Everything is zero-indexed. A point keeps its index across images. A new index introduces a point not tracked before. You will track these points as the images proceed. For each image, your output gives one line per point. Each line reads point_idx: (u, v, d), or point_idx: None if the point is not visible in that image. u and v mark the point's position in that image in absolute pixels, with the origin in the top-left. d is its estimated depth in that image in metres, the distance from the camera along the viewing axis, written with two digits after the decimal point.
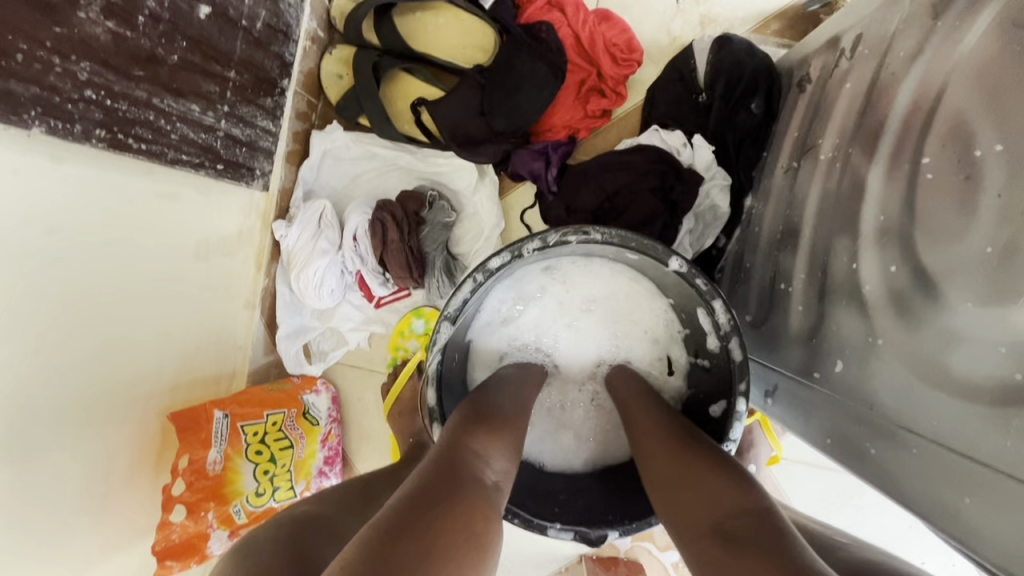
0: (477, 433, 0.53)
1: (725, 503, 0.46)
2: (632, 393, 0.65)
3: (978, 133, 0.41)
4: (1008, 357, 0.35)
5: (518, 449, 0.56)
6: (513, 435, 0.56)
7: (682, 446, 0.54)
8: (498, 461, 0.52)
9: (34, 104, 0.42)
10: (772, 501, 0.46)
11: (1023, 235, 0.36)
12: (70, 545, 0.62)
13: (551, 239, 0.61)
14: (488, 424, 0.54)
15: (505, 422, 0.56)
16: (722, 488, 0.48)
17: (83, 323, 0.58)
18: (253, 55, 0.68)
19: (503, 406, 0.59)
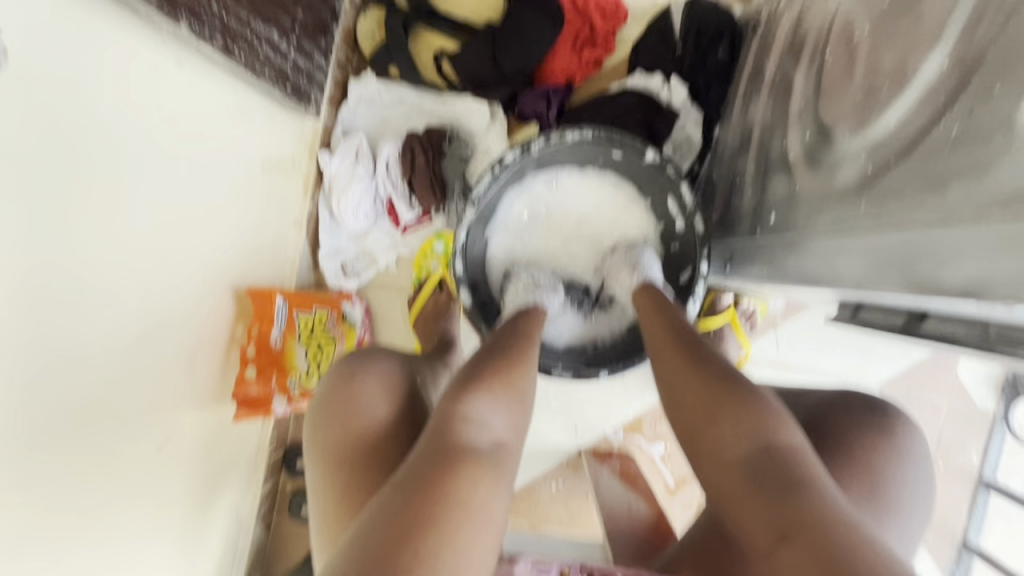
0: (473, 399, 0.58)
1: (745, 396, 0.56)
2: (652, 306, 0.72)
3: (857, 23, 0.58)
4: (864, 159, 0.51)
5: (522, 407, 0.62)
6: (519, 389, 0.62)
7: (692, 371, 0.61)
8: (501, 395, 0.60)
9: (184, 9, 0.60)
10: (795, 434, 0.53)
11: (874, 79, 0.52)
12: (167, 382, 0.78)
13: (553, 136, 0.79)
14: (488, 378, 0.61)
15: (508, 382, 0.62)
16: (731, 412, 0.56)
17: (183, 201, 0.75)
18: (315, 3, 0.87)
19: (504, 364, 0.64)
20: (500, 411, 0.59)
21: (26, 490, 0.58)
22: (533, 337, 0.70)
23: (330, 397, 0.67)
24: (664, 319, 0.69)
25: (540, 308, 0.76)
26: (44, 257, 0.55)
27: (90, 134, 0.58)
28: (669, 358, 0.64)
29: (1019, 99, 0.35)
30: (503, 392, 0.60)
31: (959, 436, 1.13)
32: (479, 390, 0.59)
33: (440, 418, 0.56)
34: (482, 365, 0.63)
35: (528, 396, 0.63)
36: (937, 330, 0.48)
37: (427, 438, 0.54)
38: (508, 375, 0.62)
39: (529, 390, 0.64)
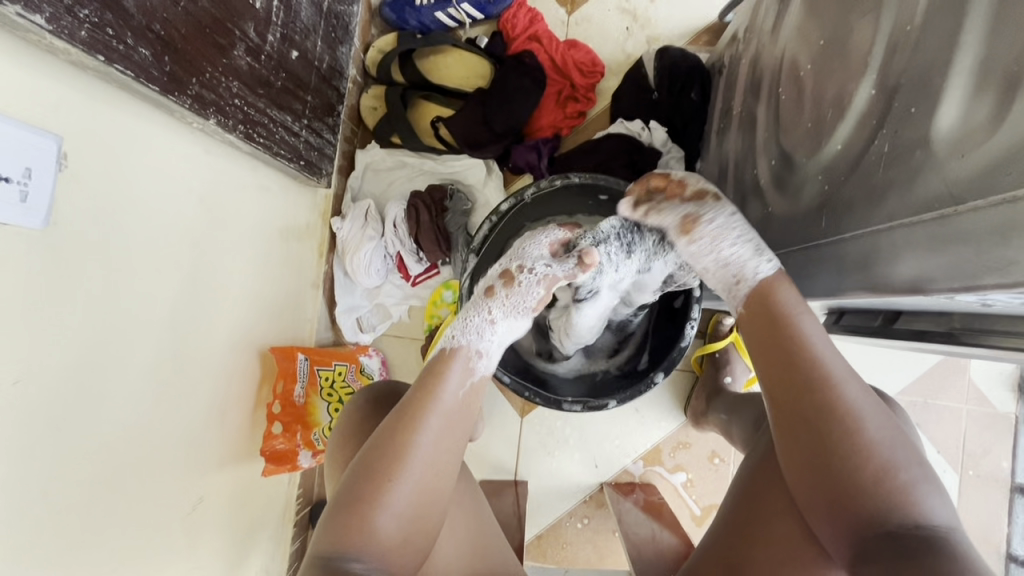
0: (348, 517, 0.54)
1: (880, 467, 0.50)
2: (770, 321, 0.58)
3: (801, 61, 0.64)
4: (821, 179, 0.56)
5: (418, 509, 0.56)
6: (393, 493, 0.55)
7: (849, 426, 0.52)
8: (380, 514, 0.54)
9: (212, 106, 0.72)
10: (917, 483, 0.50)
11: (820, 109, 0.58)
12: (199, 442, 0.82)
13: (542, 182, 0.86)
14: (370, 485, 0.55)
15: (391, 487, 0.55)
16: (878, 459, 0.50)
17: (214, 270, 0.82)
18: (321, 86, 1.02)
19: (391, 454, 0.56)
20: (388, 524, 0.54)
21: (69, 549, 0.62)
22: (418, 419, 0.58)
23: (351, 413, 0.71)
24: (789, 339, 0.56)
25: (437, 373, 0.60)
26: (92, 330, 0.62)
27: (133, 220, 0.66)
28: (787, 400, 0.55)
29: (930, 118, 0.41)
30: (382, 512, 0.54)
31: (985, 442, 1.11)
32: (362, 499, 0.54)
33: (317, 561, 0.53)
34: (354, 482, 0.55)
35: (424, 494, 0.57)
36: (909, 325, 0.52)
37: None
38: (385, 491, 0.55)
39: (426, 480, 0.57)
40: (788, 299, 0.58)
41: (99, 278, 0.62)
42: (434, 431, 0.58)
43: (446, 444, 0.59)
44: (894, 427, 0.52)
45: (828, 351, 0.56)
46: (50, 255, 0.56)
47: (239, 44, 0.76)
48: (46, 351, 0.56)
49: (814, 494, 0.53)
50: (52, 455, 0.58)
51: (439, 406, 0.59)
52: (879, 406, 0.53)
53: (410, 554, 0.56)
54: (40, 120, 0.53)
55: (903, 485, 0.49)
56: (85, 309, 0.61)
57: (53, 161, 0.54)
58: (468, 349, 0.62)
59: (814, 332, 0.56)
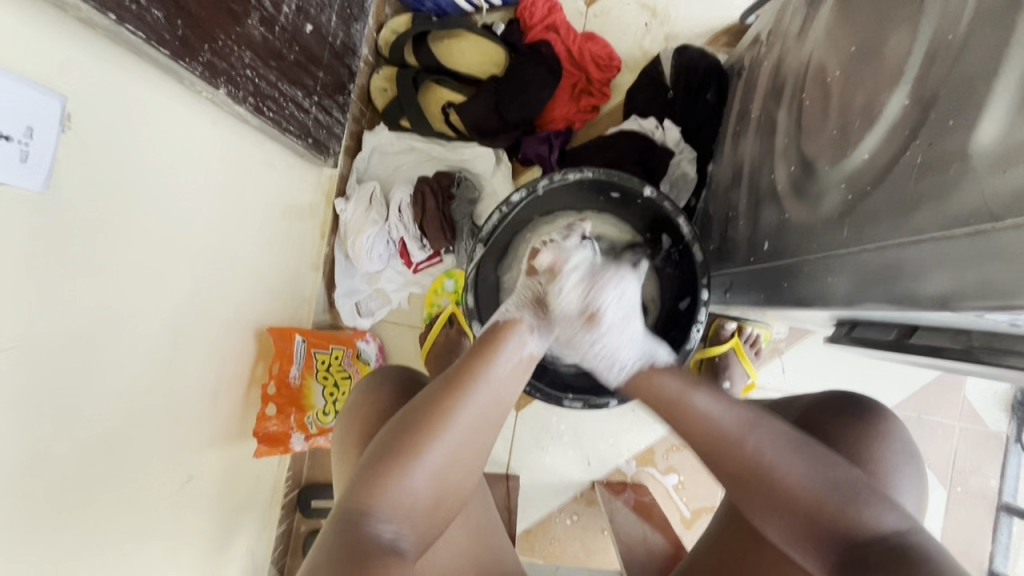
0: (380, 478, 0.54)
1: (815, 500, 0.55)
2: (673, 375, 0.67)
3: (829, 67, 0.63)
4: (844, 188, 0.55)
5: (446, 482, 0.57)
6: (427, 458, 0.55)
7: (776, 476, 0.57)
8: (420, 471, 0.55)
9: (223, 75, 0.70)
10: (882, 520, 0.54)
11: (848, 116, 0.57)
12: (191, 419, 0.80)
13: (555, 176, 0.83)
14: (407, 446, 0.55)
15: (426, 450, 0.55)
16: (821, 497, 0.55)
17: (215, 244, 0.80)
18: (333, 63, 1.00)
19: (432, 418, 0.57)
20: (422, 483, 0.55)
21: (54, 524, 0.60)
22: (467, 389, 0.59)
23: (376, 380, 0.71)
24: (690, 414, 0.62)
25: (493, 346, 0.61)
26: (86, 301, 0.60)
27: (136, 188, 0.64)
28: (725, 474, 0.60)
29: (969, 132, 0.40)
30: (421, 467, 0.55)
31: (975, 461, 1.12)
32: (397, 460, 0.54)
33: (349, 510, 0.53)
34: (400, 434, 0.56)
35: (455, 464, 0.58)
36: (925, 341, 0.51)
37: (332, 527, 0.52)
38: (429, 448, 0.56)
39: (458, 453, 0.58)
40: (667, 385, 0.64)
41: (101, 242, 0.61)
42: (483, 399, 0.59)
43: (485, 420, 0.60)
44: (825, 459, 0.56)
45: (725, 411, 0.61)
46: (49, 221, 0.54)
47: (254, 13, 0.74)
48: (39, 320, 0.55)
49: (779, 535, 0.58)
50: (39, 426, 0.56)
51: (493, 373, 0.61)
52: (801, 445, 0.57)
53: (433, 521, 0.57)
54: (43, 80, 0.51)
55: (840, 510, 0.54)
56: (89, 272, 0.60)
57: (57, 121, 0.52)
58: (521, 321, 0.63)
59: (709, 404, 0.62)
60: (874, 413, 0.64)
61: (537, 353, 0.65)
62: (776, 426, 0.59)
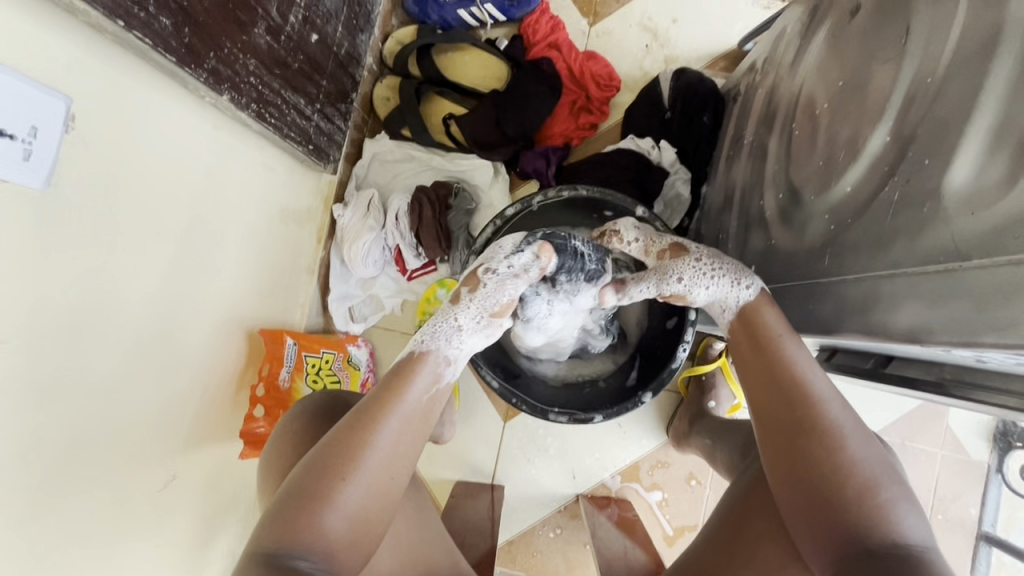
0: (292, 515, 0.53)
1: (860, 485, 0.52)
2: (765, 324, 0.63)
3: (818, 98, 0.65)
4: (827, 218, 0.57)
5: (368, 513, 0.56)
6: (340, 493, 0.54)
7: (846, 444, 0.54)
8: (330, 512, 0.53)
9: (227, 82, 0.72)
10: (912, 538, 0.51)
11: (833, 148, 0.58)
12: (178, 418, 0.81)
13: (549, 192, 0.86)
14: (320, 480, 0.54)
15: (341, 483, 0.54)
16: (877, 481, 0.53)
17: (211, 245, 0.81)
18: (337, 72, 1.01)
19: (343, 450, 0.56)
20: (334, 521, 0.53)
21: (36, 518, 0.61)
22: (379, 419, 0.58)
23: (288, 422, 0.70)
24: (774, 356, 0.60)
25: (403, 376, 0.61)
26: (80, 298, 0.61)
27: (135, 189, 0.65)
28: (774, 418, 0.58)
29: (942, 173, 0.41)
30: (333, 508, 0.54)
31: (956, 488, 1.13)
32: (309, 496, 0.53)
33: (261, 554, 0.51)
34: (307, 476, 0.55)
35: (375, 494, 0.56)
36: (900, 371, 0.53)
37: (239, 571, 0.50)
38: (337, 489, 0.54)
39: (378, 482, 0.57)
40: (773, 318, 0.62)
41: (108, 232, 0.63)
42: (393, 433, 0.58)
43: (403, 446, 0.59)
44: (879, 453, 0.55)
45: (814, 371, 0.59)
46: (49, 219, 0.55)
47: (260, 22, 0.75)
48: (32, 315, 0.55)
49: (789, 508, 0.55)
50: (28, 421, 0.57)
51: (400, 406, 0.60)
52: (867, 432, 0.56)
53: (353, 562, 0.55)
54: (50, 83, 0.52)
55: (881, 503, 0.51)
56: (93, 262, 0.61)
57: (61, 122, 0.54)
58: (436, 354, 0.63)
59: (799, 354, 0.60)
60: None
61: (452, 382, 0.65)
62: (853, 409, 0.57)
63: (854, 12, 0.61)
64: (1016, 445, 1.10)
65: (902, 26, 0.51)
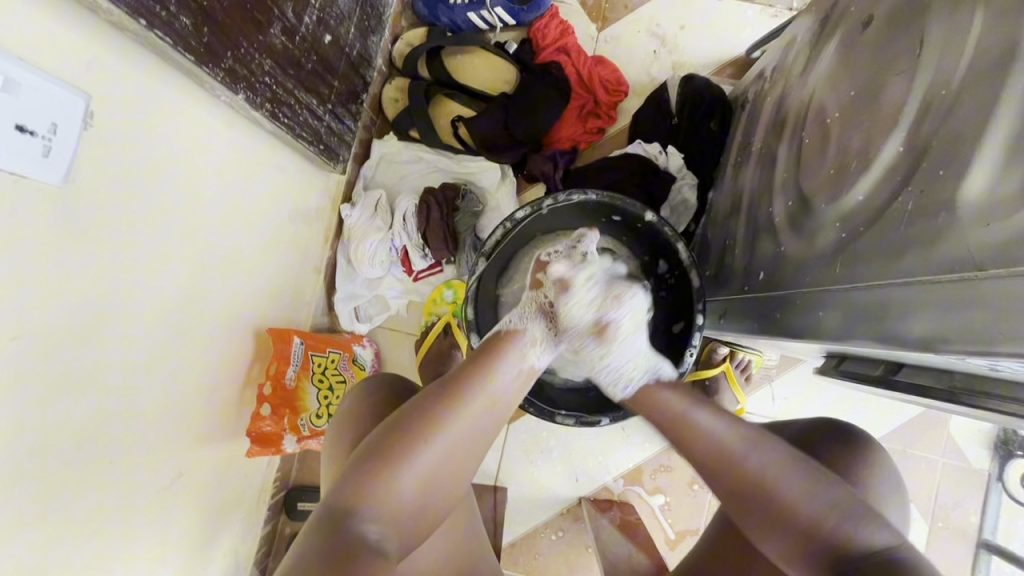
0: (365, 484, 0.54)
1: (806, 517, 0.56)
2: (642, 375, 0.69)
3: (829, 107, 0.65)
4: (839, 226, 0.57)
5: (433, 491, 0.57)
6: (412, 467, 0.55)
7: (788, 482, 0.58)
8: (405, 475, 0.55)
9: (242, 81, 0.72)
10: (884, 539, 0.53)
11: (845, 157, 0.59)
12: (186, 415, 0.81)
13: (559, 197, 0.85)
14: (397, 451, 0.55)
15: (413, 457, 0.56)
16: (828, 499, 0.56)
17: (222, 243, 0.82)
18: (348, 73, 1.02)
19: (420, 424, 0.57)
20: (408, 484, 0.55)
21: (44, 513, 0.60)
22: (462, 399, 0.60)
23: (365, 386, 0.71)
24: (680, 424, 0.64)
25: (494, 354, 0.64)
26: (93, 295, 0.61)
27: (149, 187, 0.65)
28: (713, 481, 0.62)
29: (958, 183, 0.42)
30: (407, 470, 0.55)
31: (956, 496, 1.14)
32: (383, 466, 0.55)
33: (332, 507, 0.53)
34: (385, 439, 0.56)
35: (442, 471, 0.58)
36: (911, 379, 0.53)
37: (313, 524, 0.52)
38: (416, 454, 0.56)
39: (447, 461, 0.58)
40: (660, 391, 0.67)
41: (122, 229, 0.63)
42: (477, 411, 0.60)
43: (474, 431, 0.60)
44: (822, 477, 0.57)
45: (718, 423, 0.63)
46: (66, 214, 0.55)
47: (276, 23, 0.76)
48: (47, 309, 0.56)
49: (770, 548, 0.59)
50: (40, 416, 0.57)
51: (489, 386, 0.62)
52: (801, 463, 0.58)
53: (417, 527, 0.57)
54: (70, 80, 0.52)
55: (826, 526, 0.55)
56: (106, 258, 0.61)
57: (80, 119, 0.54)
58: (525, 333, 0.65)
59: (697, 413, 0.64)
60: (865, 444, 0.66)
61: (536, 366, 0.66)
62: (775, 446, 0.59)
63: (866, 23, 0.61)
64: (1016, 454, 1.09)
65: (916, 37, 0.51)
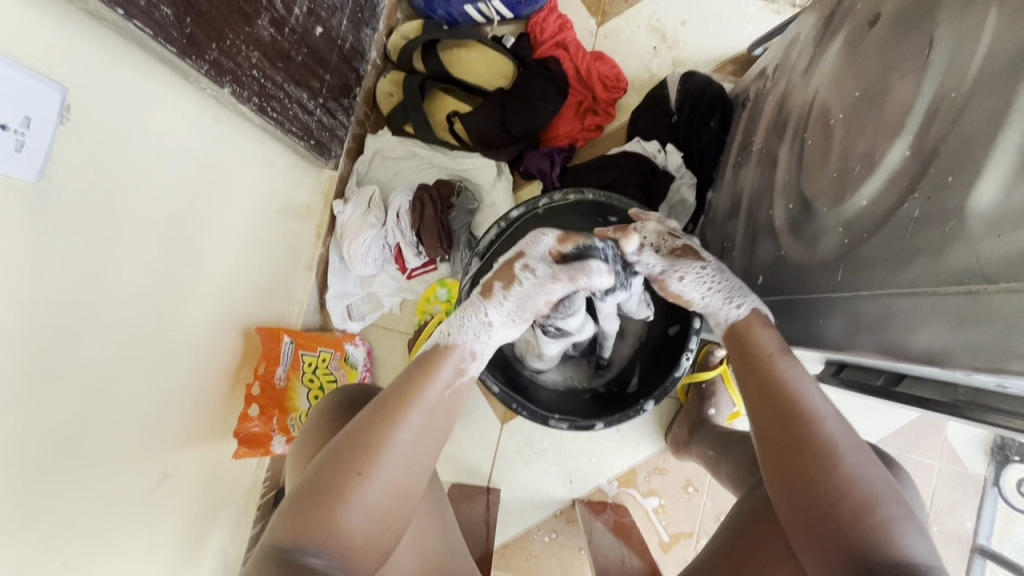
0: (306, 514, 0.52)
1: (858, 503, 0.51)
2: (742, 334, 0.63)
3: (832, 108, 0.64)
4: (841, 232, 0.56)
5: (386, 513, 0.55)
6: (354, 492, 0.53)
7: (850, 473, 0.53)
8: (344, 506, 0.53)
9: (229, 74, 0.70)
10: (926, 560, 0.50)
11: (848, 160, 0.57)
12: (171, 416, 0.79)
13: (556, 195, 0.85)
14: (333, 479, 0.53)
15: (353, 482, 0.54)
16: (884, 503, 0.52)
17: (209, 241, 0.80)
18: (341, 65, 0.99)
19: (358, 446, 0.55)
20: (352, 519, 0.53)
21: (22, 520, 0.59)
22: (398, 413, 0.57)
23: (311, 421, 0.69)
24: (771, 378, 0.59)
25: (428, 368, 0.61)
26: (72, 295, 0.59)
27: (130, 182, 0.63)
28: (776, 435, 0.57)
29: (966, 191, 0.40)
30: (347, 503, 0.53)
31: (953, 501, 1.13)
32: (324, 494, 0.53)
33: (270, 552, 0.51)
34: (318, 473, 0.54)
35: (393, 490, 0.55)
36: (913, 390, 0.52)
37: (253, 571, 0.50)
38: (354, 483, 0.54)
39: (397, 480, 0.56)
40: (769, 339, 0.61)
41: (102, 226, 0.61)
42: (416, 428, 0.58)
43: (420, 444, 0.58)
44: (883, 477, 0.54)
45: (813, 390, 0.58)
46: (42, 211, 0.53)
47: (264, 14, 0.73)
48: (23, 309, 0.54)
49: (794, 521, 0.54)
50: (17, 418, 0.56)
51: (422, 403, 0.59)
52: (869, 457, 0.54)
53: (376, 554, 0.55)
54: (45, 72, 0.50)
55: (878, 522, 0.50)
56: (86, 256, 0.59)
57: (56, 112, 0.52)
58: (461, 347, 0.63)
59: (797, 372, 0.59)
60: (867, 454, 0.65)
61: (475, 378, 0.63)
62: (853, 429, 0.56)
63: (872, 22, 0.59)
64: (1013, 458, 1.11)
65: (924, 38, 0.50)
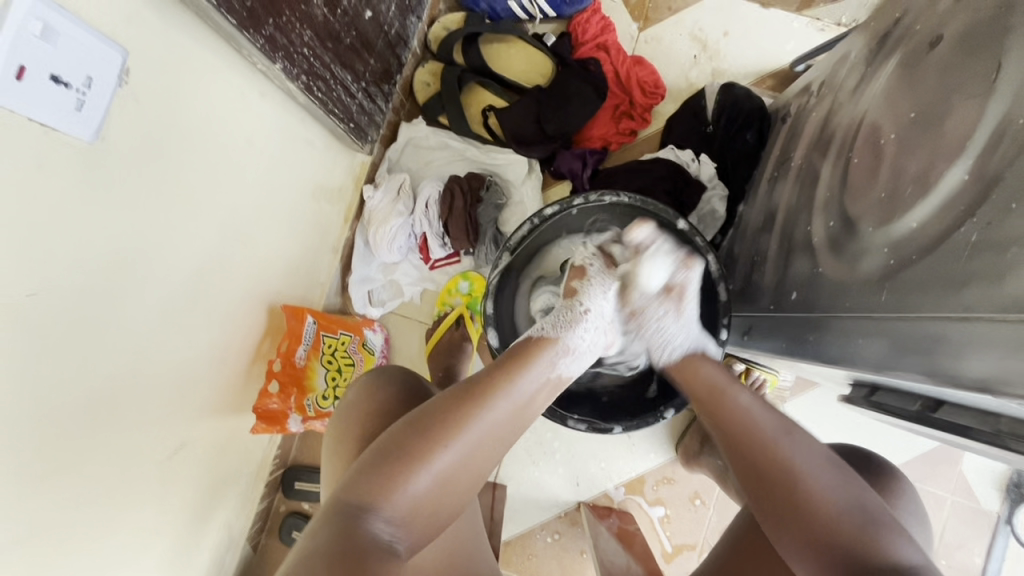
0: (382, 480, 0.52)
1: (838, 509, 0.55)
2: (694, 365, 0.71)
3: (883, 129, 0.63)
4: (886, 253, 0.55)
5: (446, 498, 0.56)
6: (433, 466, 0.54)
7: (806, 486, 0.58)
8: (420, 478, 0.53)
9: (281, 50, 0.71)
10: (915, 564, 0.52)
11: (898, 182, 0.56)
12: (194, 385, 0.80)
13: (591, 197, 0.83)
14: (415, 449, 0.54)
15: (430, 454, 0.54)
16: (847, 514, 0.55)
17: (244, 215, 0.80)
18: (385, 51, 1.00)
19: (442, 424, 0.56)
20: (428, 481, 0.54)
21: (45, 475, 0.59)
22: (488, 397, 0.58)
23: (367, 387, 0.70)
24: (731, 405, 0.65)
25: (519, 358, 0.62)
26: (113, 256, 0.59)
27: (177, 150, 0.63)
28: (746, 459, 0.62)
29: None
30: (429, 466, 0.54)
31: (963, 535, 1.11)
32: (404, 464, 0.53)
33: (342, 504, 0.51)
34: (407, 434, 0.55)
35: (460, 471, 0.56)
36: (951, 417, 0.51)
37: (321, 522, 0.50)
38: (440, 447, 0.55)
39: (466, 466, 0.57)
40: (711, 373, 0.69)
41: (148, 190, 0.61)
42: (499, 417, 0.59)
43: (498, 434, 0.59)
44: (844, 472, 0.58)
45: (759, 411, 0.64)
46: (90, 170, 0.53)
47: None
48: (65, 268, 0.54)
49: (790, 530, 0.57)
50: (50, 373, 0.56)
51: (513, 392, 0.60)
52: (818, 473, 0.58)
53: (429, 530, 0.55)
54: (108, 31, 0.50)
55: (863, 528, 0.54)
56: (129, 219, 0.60)
57: (117, 73, 0.52)
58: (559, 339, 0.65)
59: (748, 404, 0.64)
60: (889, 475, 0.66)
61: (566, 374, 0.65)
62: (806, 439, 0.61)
63: (933, 43, 0.59)
64: None
65: (993, 62, 0.49)
